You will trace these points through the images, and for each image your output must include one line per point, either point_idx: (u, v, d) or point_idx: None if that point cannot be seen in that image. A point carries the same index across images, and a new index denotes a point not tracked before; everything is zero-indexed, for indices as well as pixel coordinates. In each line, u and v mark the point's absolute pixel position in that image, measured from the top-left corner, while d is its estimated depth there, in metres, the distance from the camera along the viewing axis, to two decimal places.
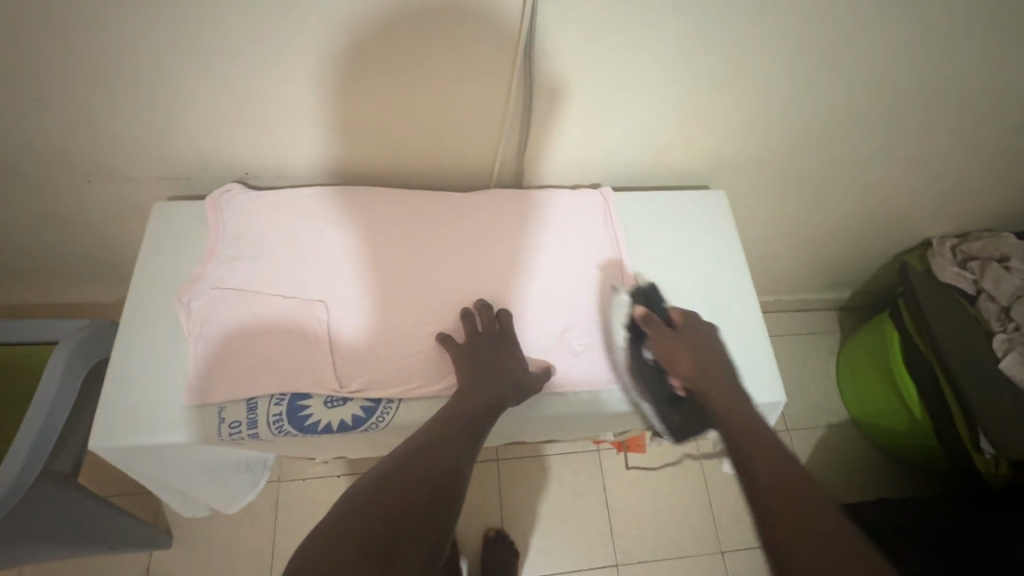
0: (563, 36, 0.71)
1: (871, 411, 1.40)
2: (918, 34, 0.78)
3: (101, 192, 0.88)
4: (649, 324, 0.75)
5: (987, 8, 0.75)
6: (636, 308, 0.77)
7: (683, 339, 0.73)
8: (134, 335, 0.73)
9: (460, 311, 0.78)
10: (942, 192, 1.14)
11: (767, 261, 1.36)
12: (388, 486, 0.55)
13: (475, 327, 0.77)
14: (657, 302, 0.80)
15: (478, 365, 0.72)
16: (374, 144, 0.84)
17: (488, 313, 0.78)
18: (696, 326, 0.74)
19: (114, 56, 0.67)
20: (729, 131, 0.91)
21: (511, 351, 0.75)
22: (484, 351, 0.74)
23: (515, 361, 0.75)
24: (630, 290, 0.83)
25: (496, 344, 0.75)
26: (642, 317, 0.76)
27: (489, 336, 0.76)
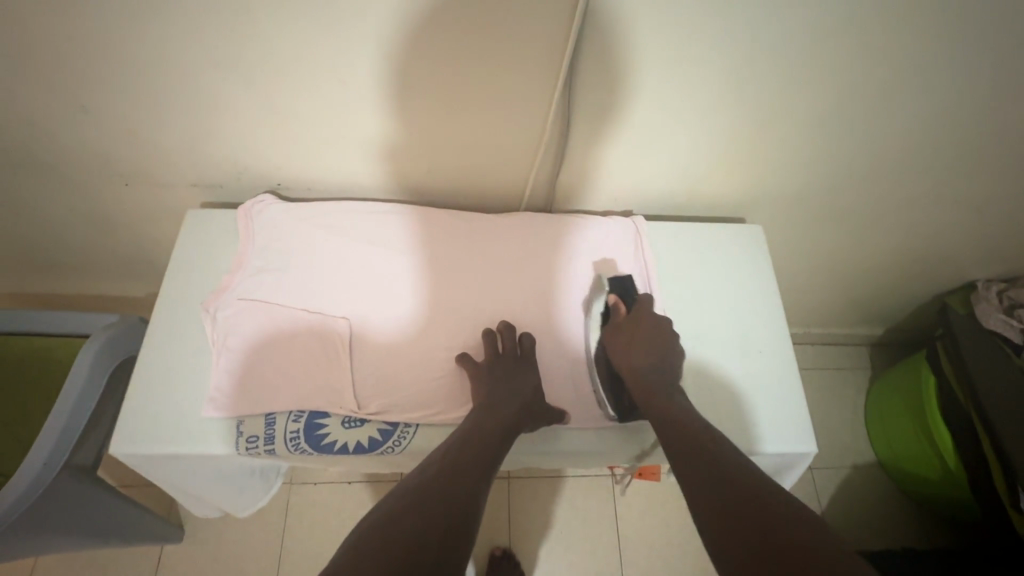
0: (606, 64, 0.70)
1: (899, 454, 1.34)
2: (974, 79, 0.74)
3: (138, 195, 0.90)
4: (616, 310, 0.79)
5: None
6: (611, 297, 0.80)
7: (635, 329, 0.77)
8: (161, 342, 0.74)
9: (483, 331, 0.77)
10: (990, 236, 1.09)
11: (797, 293, 1.32)
12: (403, 508, 0.53)
13: (496, 347, 0.75)
14: (630, 293, 0.81)
15: (496, 382, 0.71)
16: (406, 162, 0.84)
17: (511, 335, 0.76)
18: (654, 317, 0.77)
19: (161, 69, 0.69)
20: (767, 164, 0.89)
21: (532, 376, 0.74)
22: (503, 371, 0.72)
23: (533, 385, 0.73)
24: (612, 279, 0.82)
25: (517, 367, 0.74)
26: (612, 303, 0.80)
27: (508, 358, 0.74)
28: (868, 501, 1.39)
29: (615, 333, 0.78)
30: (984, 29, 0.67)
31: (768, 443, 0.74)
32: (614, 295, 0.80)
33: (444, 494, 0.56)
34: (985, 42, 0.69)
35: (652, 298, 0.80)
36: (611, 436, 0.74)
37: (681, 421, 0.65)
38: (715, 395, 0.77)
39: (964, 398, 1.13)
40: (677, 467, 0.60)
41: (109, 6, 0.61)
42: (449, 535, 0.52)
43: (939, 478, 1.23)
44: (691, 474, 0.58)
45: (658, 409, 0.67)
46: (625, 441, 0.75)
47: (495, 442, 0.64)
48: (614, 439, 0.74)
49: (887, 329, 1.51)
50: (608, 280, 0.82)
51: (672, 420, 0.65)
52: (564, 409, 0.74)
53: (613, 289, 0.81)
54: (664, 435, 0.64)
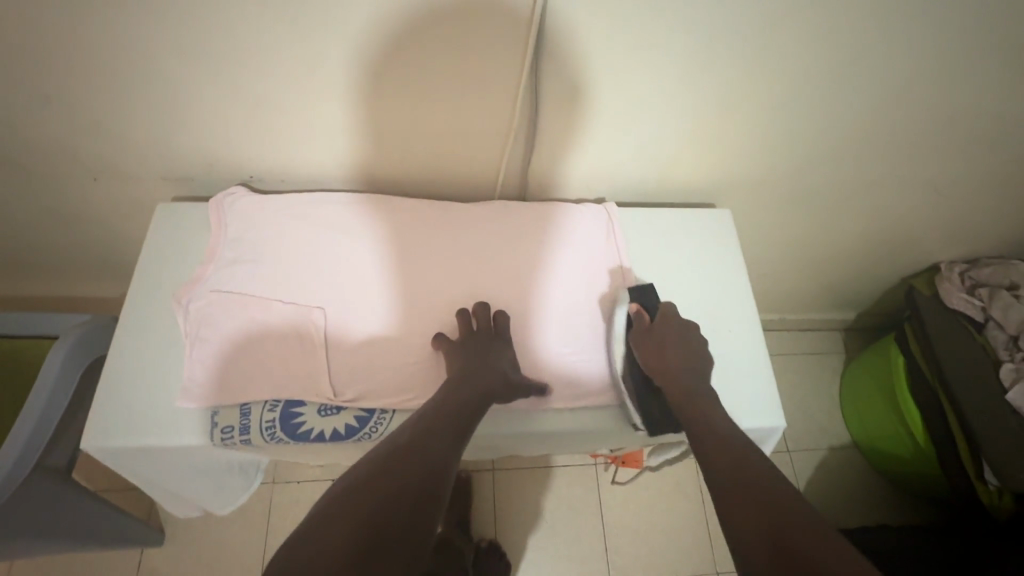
0: (576, 44, 0.70)
1: (874, 433, 1.38)
2: (925, 64, 0.77)
3: (106, 191, 0.89)
4: (638, 319, 0.78)
5: (996, 40, 0.74)
6: (633, 306, 0.79)
7: (665, 335, 0.76)
8: (132, 337, 0.73)
9: (456, 311, 0.78)
10: (951, 217, 1.13)
11: (771, 279, 1.35)
12: (387, 468, 0.55)
13: (470, 325, 0.77)
14: (652, 301, 0.80)
15: (472, 360, 0.72)
16: (380, 151, 0.84)
17: (485, 315, 0.77)
18: (680, 322, 0.78)
19: (123, 60, 0.68)
20: (734, 150, 0.91)
21: (507, 351, 0.75)
22: (478, 347, 0.74)
23: (510, 360, 0.74)
24: (630, 289, 0.82)
25: (492, 343, 0.75)
26: (636, 312, 0.79)
27: (483, 332, 0.76)
28: (846, 480, 1.43)
29: (645, 342, 0.76)
30: (935, 12, 0.70)
31: (736, 419, 0.76)
32: (636, 303, 0.80)
33: (427, 462, 0.57)
34: (932, 26, 0.72)
35: (674, 305, 0.81)
36: (587, 416, 0.76)
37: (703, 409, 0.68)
38: None
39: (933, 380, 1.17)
40: (696, 444, 0.64)
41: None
42: (420, 499, 0.52)
43: (910, 453, 1.27)
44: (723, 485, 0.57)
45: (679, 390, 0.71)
46: (603, 422, 0.76)
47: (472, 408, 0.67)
48: (590, 420, 0.76)
49: (858, 313, 1.55)
50: (628, 290, 0.81)
51: (701, 421, 0.66)
52: (546, 383, 0.77)
53: (633, 297, 0.80)
54: (697, 445, 0.64)
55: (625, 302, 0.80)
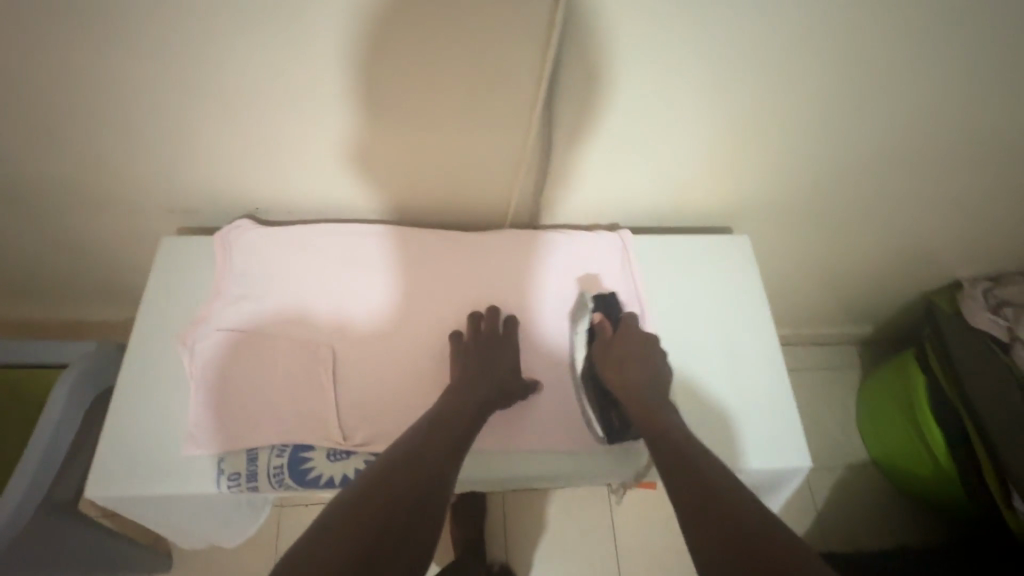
0: (589, 67, 0.68)
1: (892, 454, 1.34)
2: (948, 84, 0.75)
3: (111, 223, 0.88)
4: (601, 330, 0.78)
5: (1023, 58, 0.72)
6: (595, 316, 0.79)
7: (624, 346, 0.76)
8: (137, 379, 0.71)
9: (468, 314, 0.78)
10: (974, 233, 1.09)
11: (785, 297, 1.31)
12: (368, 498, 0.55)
13: (479, 328, 0.76)
14: (615, 312, 0.80)
15: (474, 369, 0.72)
16: (387, 180, 0.82)
17: (495, 318, 0.77)
18: (640, 334, 0.77)
19: (129, 95, 0.68)
20: (750, 173, 0.88)
21: (512, 355, 0.75)
22: (487, 350, 0.74)
23: (513, 365, 0.74)
24: (594, 299, 0.81)
25: (498, 347, 0.75)
26: (598, 322, 0.79)
27: (490, 337, 0.75)
28: (865, 501, 1.40)
29: (605, 352, 0.76)
30: (957, 33, 0.68)
31: (758, 461, 0.74)
32: (598, 313, 0.79)
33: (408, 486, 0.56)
34: (955, 47, 0.70)
35: (636, 316, 0.79)
36: (604, 459, 0.73)
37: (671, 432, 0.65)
38: (707, 417, 0.77)
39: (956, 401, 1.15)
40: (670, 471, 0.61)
41: (69, 17, 0.59)
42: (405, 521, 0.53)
43: (931, 475, 1.23)
44: (682, 494, 0.58)
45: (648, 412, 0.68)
46: (619, 465, 0.73)
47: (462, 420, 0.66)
48: (607, 463, 0.73)
49: (876, 329, 1.51)
50: (593, 299, 0.81)
51: (675, 450, 0.62)
52: (560, 424, 0.74)
53: (597, 308, 0.80)
54: (666, 468, 0.61)
55: (589, 313, 0.80)
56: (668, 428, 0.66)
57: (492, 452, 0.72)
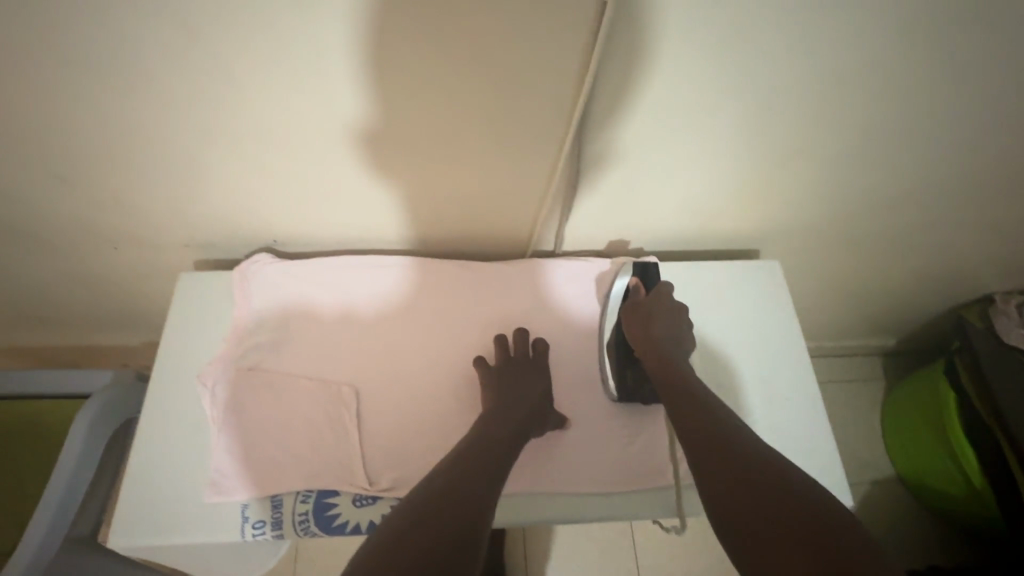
0: (623, 95, 0.66)
1: (922, 470, 1.30)
2: (984, 107, 0.73)
3: (129, 257, 0.88)
4: (636, 292, 0.79)
5: None
6: (632, 280, 0.80)
7: (655, 311, 0.76)
8: (159, 424, 0.70)
9: (495, 337, 0.77)
10: (1009, 250, 1.06)
11: (810, 313, 1.28)
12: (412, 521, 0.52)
13: (507, 351, 0.75)
14: (651, 279, 0.80)
15: (503, 392, 0.70)
16: (411, 211, 0.81)
17: (524, 340, 0.76)
18: (674, 303, 0.77)
19: (150, 135, 0.67)
20: (777, 196, 0.86)
21: (542, 379, 0.74)
22: (514, 372, 0.73)
23: (543, 388, 0.73)
24: (633, 266, 0.81)
25: (528, 371, 0.73)
26: (633, 285, 0.80)
27: (518, 360, 0.74)
28: (893, 520, 1.36)
29: (635, 310, 0.77)
30: (995, 58, 0.66)
31: None
32: (635, 278, 0.80)
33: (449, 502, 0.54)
34: (992, 71, 0.67)
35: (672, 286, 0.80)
36: (637, 499, 0.71)
37: (703, 413, 0.63)
38: None
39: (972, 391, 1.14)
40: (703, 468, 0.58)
41: (101, 59, 0.58)
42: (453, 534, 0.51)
43: (961, 491, 1.20)
44: (717, 481, 0.56)
45: (683, 401, 0.66)
46: (654, 505, 0.71)
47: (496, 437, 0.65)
48: (640, 503, 0.71)
49: (901, 342, 1.48)
50: (632, 264, 0.81)
51: (709, 450, 0.59)
52: (589, 463, 0.72)
53: (635, 272, 0.81)
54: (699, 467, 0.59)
55: (626, 278, 0.81)
56: (690, 412, 0.64)
57: (520, 494, 0.70)
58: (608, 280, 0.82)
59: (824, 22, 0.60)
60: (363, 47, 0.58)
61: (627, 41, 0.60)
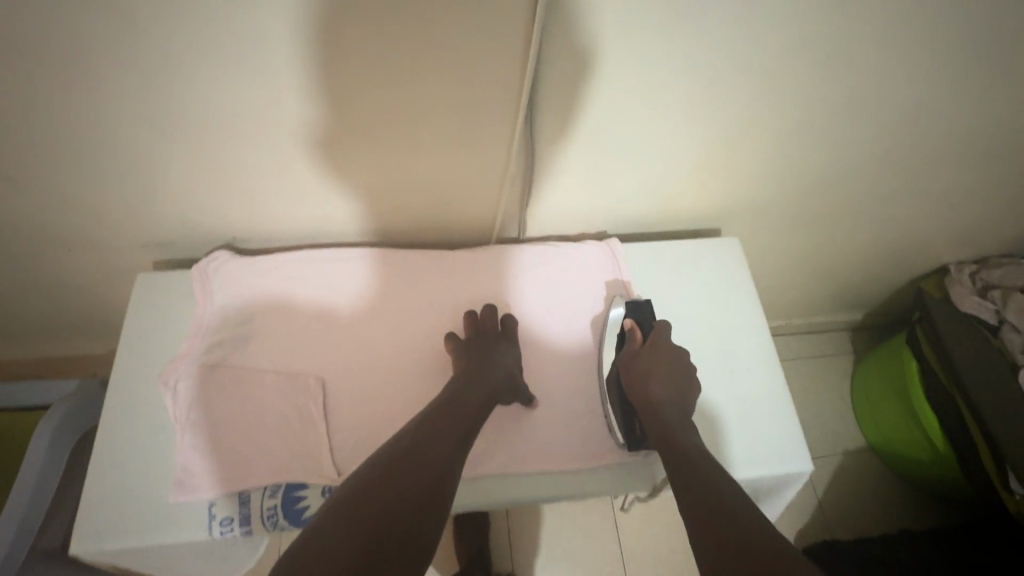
0: (572, 76, 0.66)
1: (891, 437, 1.34)
2: (921, 78, 0.75)
3: (83, 260, 0.85)
4: (632, 337, 0.77)
5: (992, 48, 0.72)
6: (626, 321, 0.78)
7: (651, 358, 0.74)
8: (119, 427, 0.69)
9: (463, 313, 0.78)
10: (958, 219, 1.10)
11: (776, 291, 1.31)
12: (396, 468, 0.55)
13: (476, 327, 0.76)
14: (647, 319, 0.79)
15: (470, 366, 0.71)
16: (371, 201, 0.80)
17: (492, 317, 0.77)
18: (672, 347, 0.75)
19: (92, 134, 0.65)
20: (733, 174, 0.88)
21: (512, 349, 0.76)
22: (482, 345, 0.74)
23: (514, 359, 0.74)
24: (627, 303, 0.80)
25: (495, 344, 0.75)
26: (628, 327, 0.78)
27: (488, 332, 0.76)
28: (866, 489, 1.40)
29: (631, 359, 0.75)
30: (926, 30, 0.68)
31: (762, 465, 0.75)
32: (630, 319, 0.78)
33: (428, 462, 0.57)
34: (926, 42, 0.70)
35: (670, 326, 0.78)
36: (607, 476, 0.72)
37: (689, 446, 0.63)
38: (707, 422, 0.77)
39: (951, 388, 1.13)
40: (675, 452, 0.63)
41: (31, 58, 0.57)
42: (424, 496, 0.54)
43: (927, 456, 1.24)
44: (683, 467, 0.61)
45: (674, 446, 0.64)
46: (625, 481, 0.72)
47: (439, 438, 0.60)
48: (608, 481, 0.72)
49: (866, 314, 1.52)
50: (625, 303, 0.80)
51: (674, 439, 0.65)
52: (559, 443, 0.73)
53: (629, 312, 0.79)
54: (666, 451, 0.64)
55: (620, 316, 0.79)
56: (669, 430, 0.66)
57: (492, 477, 0.71)
58: (602, 318, 0.81)
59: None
60: (307, 37, 0.58)
61: (570, 26, 0.60)
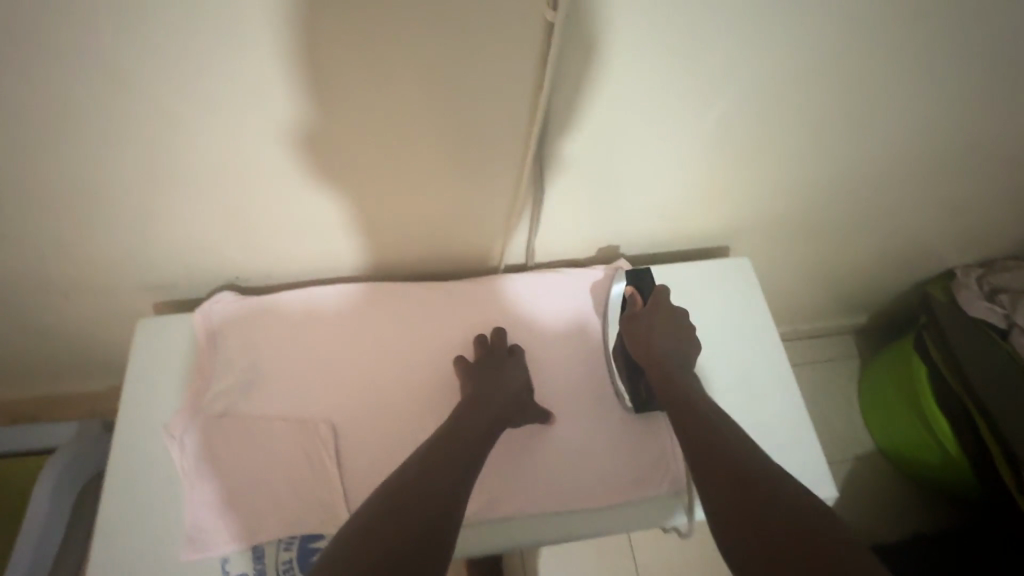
0: (573, 105, 0.65)
1: (900, 442, 1.33)
2: (922, 93, 0.75)
3: (81, 305, 0.84)
4: (632, 302, 0.79)
5: (994, 62, 0.71)
6: (626, 288, 0.80)
7: (653, 322, 0.76)
8: (126, 482, 0.67)
9: (474, 339, 0.77)
10: (963, 224, 1.09)
11: (781, 300, 1.30)
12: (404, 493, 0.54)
13: (484, 355, 0.74)
14: (646, 285, 0.80)
15: (480, 391, 0.70)
16: (373, 234, 0.79)
17: (502, 342, 0.76)
18: (671, 308, 0.77)
19: (88, 182, 0.64)
20: (738, 192, 0.87)
21: (521, 371, 0.74)
22: (490, 371, 0.72)
23: (523, 379, 0.73)
24: (626, 273, 0.81)
25: (503, 366, 0.73)
26: (628, 295, 0.79)
27: (495, 357, 0.74)
28: (880, 496, 1.39)
29: (633, 323, 0.77)
30: (927, 48, 0.67)
31: None
32: (629, 286, 0.80)
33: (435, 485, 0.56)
34: (927, 59, 0.69)
35: (668, 290, 0.79)
36: (627, 511, 0.71)
37: (703, 434, 0.61)
38: None
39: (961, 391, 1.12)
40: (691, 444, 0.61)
41: (29, 109, 0.55)
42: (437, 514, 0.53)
43: (938, 461, 1.23)
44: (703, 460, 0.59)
45: (692, 436, 0.62)
46: (646, 516, 0.71)
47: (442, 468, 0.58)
48: (629, 516, 0.71)
49: (871, 318, 1.51)
50: (624, 273, 0.81)
51: (688, 429, 0.63)
52: (577, 479, 0.71)
53: (628, 281, 0.80)
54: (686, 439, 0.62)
55: (620, 285, 0.80)
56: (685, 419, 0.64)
57: (510, 517, 0.69)
58: (603, 287, 0.83)
59: (763, 24, 0.61)
60: (313, 83, 0.57)
61: (580, 59, 0.60)
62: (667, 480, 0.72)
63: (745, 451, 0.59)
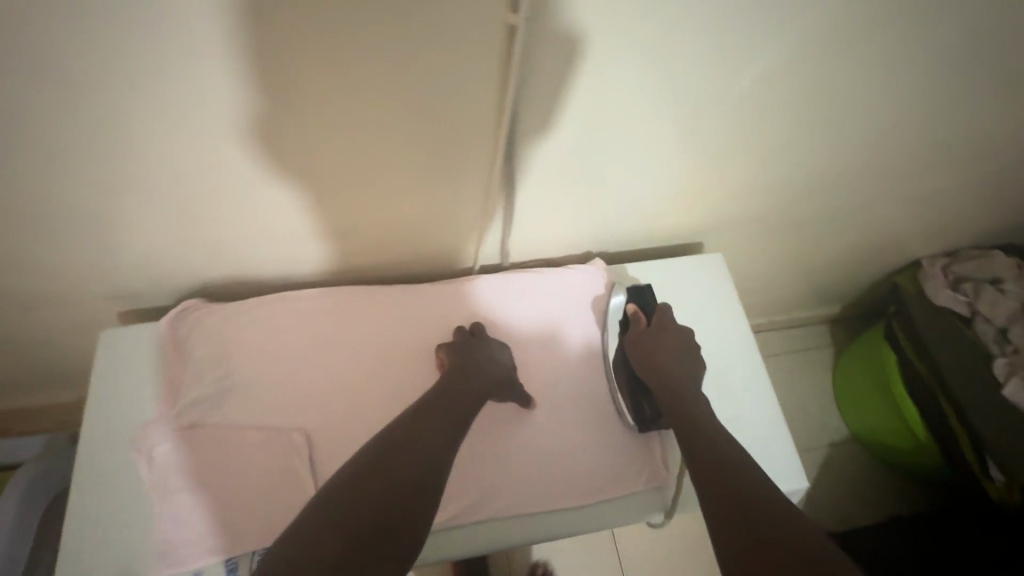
0: (539, 106, 0.65)
1: (871, 427, 1.37)
2: (882, 91, 0.76)
3: (39, 316, 0.81)
4: (636, 320, 0.79)
5: (950, 61, 0.73)
6: (630, 307, 0.80)
7: (659, 339, 0.76)
8: (91, 499, 0.65)
9: (456, 330, 0.76)
10: (928, 216, 1.12)
11: (755, 292, 1.32)
12: (371, 485, 0.55)
13: (460, 345, 0.74)
14: (648, 302, 0.80)
15: (456, 377, 0.69)
16: (343, 237, 0.78)
17: (479, 334, 0.76)
18: (676, 326, 0.78)
19: (38, 192, 0.62)
20: (708, 189, 0.88)
21: (502, 355, 0.75)
22: (466, 357, 0.72)
23: (507, 366, 0.74)
24: (627, 289, 0.81)
25: (477, 351, 0.73)
26: (631, 312, 0.79)
27: (470, 345, 0.74)
28: (852, 481, 1.43)
29: (638, 339, 0.77)
30: (886, 48, 0.69)
31: None
32: (632, 303, 0.80)
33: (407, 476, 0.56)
34: (886, 59, 0.70)
35: (671, 308, 0.80)
36: (605, 508, 0.72)
37: (706, 447, 0.63)
38: None
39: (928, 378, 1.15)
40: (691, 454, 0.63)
41: None
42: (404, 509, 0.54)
43: (910, 446, 1.27)
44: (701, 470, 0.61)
45: (694, 449, 0.63)
46: (625, 513, 0.72)
47: (416, 467, 0.57)
48: (608, 513, 0.72)
49: (843, 307, 1.54)
50: (626, 289, 0.81)
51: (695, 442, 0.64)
52: (555, 479, 0.72)
53: (631, 298, 0.80)
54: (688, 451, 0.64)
55: (621, 301, 0.81)
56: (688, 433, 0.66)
57: (488, 518, 0.69)
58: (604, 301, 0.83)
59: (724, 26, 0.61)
60: (270, 88, 0.55)
61: (548, 62, 0.59)
62: (643, 476, 0.73)
63: (741, 463, 0.61)
